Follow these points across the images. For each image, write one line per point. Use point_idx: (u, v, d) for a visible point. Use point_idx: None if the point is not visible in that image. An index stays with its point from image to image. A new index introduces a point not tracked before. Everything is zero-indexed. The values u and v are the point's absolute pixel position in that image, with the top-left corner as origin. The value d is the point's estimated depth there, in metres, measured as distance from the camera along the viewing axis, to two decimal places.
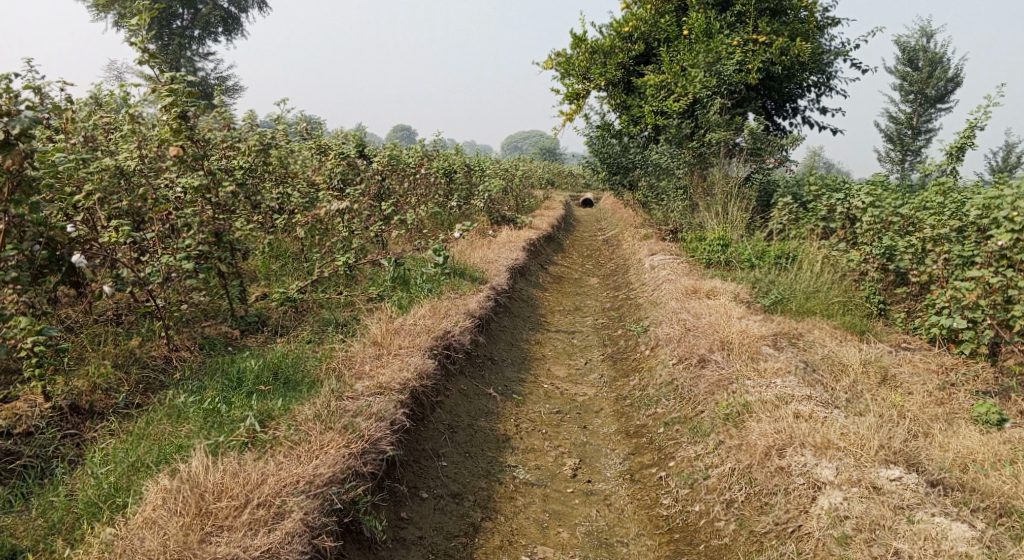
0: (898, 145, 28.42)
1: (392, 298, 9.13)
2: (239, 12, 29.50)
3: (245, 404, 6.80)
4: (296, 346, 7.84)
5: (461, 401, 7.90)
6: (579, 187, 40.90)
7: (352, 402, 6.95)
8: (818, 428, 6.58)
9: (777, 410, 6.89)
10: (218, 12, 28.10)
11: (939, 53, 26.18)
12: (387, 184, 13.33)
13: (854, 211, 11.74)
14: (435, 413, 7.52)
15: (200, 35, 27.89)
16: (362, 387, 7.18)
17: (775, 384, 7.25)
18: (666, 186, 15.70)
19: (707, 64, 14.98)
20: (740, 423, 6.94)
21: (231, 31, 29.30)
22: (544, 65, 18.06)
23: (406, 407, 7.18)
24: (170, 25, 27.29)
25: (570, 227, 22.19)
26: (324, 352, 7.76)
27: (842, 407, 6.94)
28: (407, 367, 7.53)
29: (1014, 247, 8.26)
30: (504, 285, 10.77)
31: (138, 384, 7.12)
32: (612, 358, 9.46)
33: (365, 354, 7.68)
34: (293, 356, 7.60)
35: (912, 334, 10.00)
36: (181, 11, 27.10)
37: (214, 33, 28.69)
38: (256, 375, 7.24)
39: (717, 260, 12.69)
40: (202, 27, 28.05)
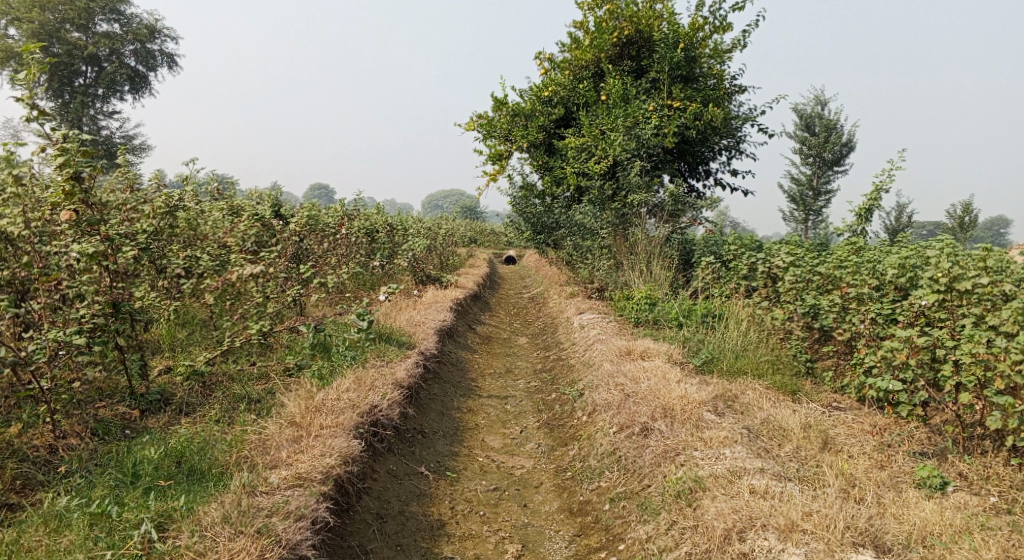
0: (800, 205, 29.44)
1: (310, 369, 8.53)
2: (147, 70, 28.56)
3: (140, 505, 6.14)
4: (203, 428, 7.15)
5: (390, 483, 7.33)
6: (499, 245, 40.94)
7: (266, 498, 6.33)
8: (776, 507, 6.30)
9: (730, 486, 6.62)
10: (124, 70, 27.10)
11: (833, 119, 27.60)
12: (305, 245, 12.77)
13: (775, 269, 11.80)
14: (361, 501, 6.93)
15: (104, 93, 26.77)
16: (277, 479, 6.55)
17: (724, 456, 6.99)
18: (591, 245, 15.64)
19: (626, 127, 15.11)
20: (694, 501, 6.62)
21: (138, 88, 28.25)
22: (465, 127, 17.99)
23: (329, 499, 6.60)
24: (72, 83, 26.10)
25: (492, 284, 21.92)
26: (235, 434, 7.09)
27: (794, 479, 6.74)
28: (330, 451, 6.95)
29: (934, 305, 8.38)
30: (432, 349, 10.28)
31: (13, 480, 6.32)
32: (548, 425, 9.05)
33: (284, 436, 7.07)
34: (200, 440, 6.92)
35: (841, 392, 10.02)
36: (83, 68, 25.99)
37: (120, 91, 27.61)
38: (156, 467, 6.53)
39: (645, 319, 12.58)
40: (106, 85, 26.95)
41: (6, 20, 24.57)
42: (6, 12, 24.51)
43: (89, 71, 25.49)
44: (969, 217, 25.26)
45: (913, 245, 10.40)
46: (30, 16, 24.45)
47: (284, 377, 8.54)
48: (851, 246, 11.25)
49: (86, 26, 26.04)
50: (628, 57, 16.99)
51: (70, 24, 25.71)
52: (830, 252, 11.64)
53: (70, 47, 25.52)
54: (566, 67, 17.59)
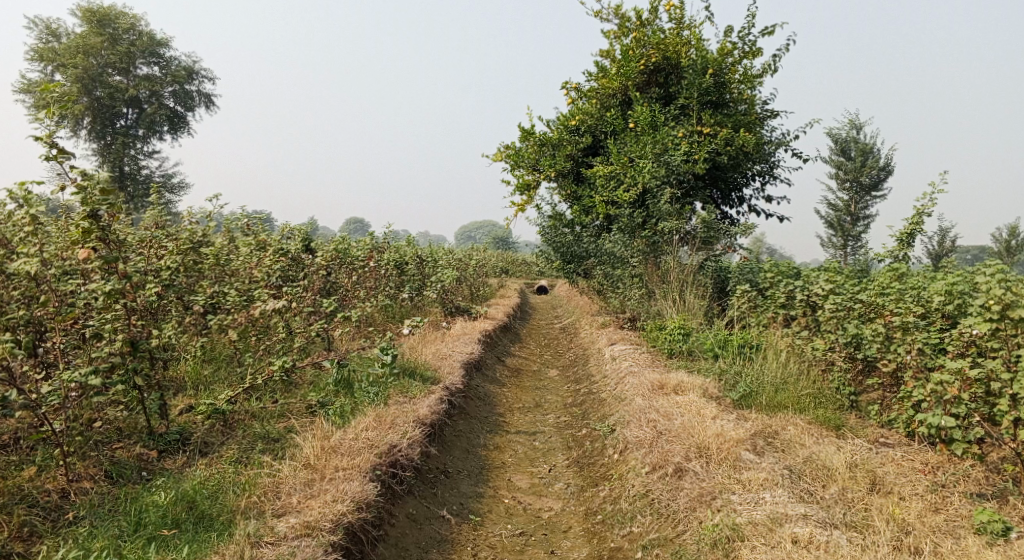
0: (838, 231, 28.81)
1: (331, 406, 8.31)
2: (185, 110, 29.03)
3: (138, 559, 5.92)
4: (218, 470, 6.96)
5: (410, 529, 7.04)
6: (532, 276, 40.71)
7: (271, 550, 6.14)
8: (822, 559, 5.97)
9: (771, 534, 6.28)
10: (163, 111, 27.60)
11: (869, 144, 27.04)
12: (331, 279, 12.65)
13: (814, 298, 11.32)
14: (378, 549, 6.65)
15: (144, 133, 27.25)
16: (285, 528, 6.33)
17: (764, 500, 6.62)
18: (621, 274, 15.33)
19: (655, 155, 14.84)
20: (732, 551, 6.28)
21: (177, 128, 28.73)
22: (493, 158, 17.88)
23: (339, 549, 6.31)
24: (113, 124, 26.62)
25: (524, 315, 21.67)
26: (249, 477, 6.87)
27: (840, 526, 6.37)
28: (343, 497, 6.69)
29: (988, 334, 7.91)
30: (458, 384, 10.02)
31: (20, 529, 6.18)
32: (578, 463, 8.69)
33: (299, 480, 6.84)
34: (214, 484, 6.72)
35: (887, 427, 9.52)
36: (125, 110, 26.52)
37: (159, 131, 28.10)
38: (161, 516, 6.32)
39: (679, 351, 12.20)
40: (146, 126, 27.39)
41: (51, 65, 25.22)
42: (52, 58, 25.17)
43: (130, 112, 25.95)
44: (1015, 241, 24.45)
45: (960, 271, 9.91)
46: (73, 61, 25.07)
47: (305, 415, 8.33)
48: (894, 272, 10.80)
49: (127, 69, 26.61)
50: (656, 84, 16.76)
51: (111, 68, 26.28)
52: (870, 279, 11.19)
53: (112, 90, 26.09)
54: (593, 96, 17.42)
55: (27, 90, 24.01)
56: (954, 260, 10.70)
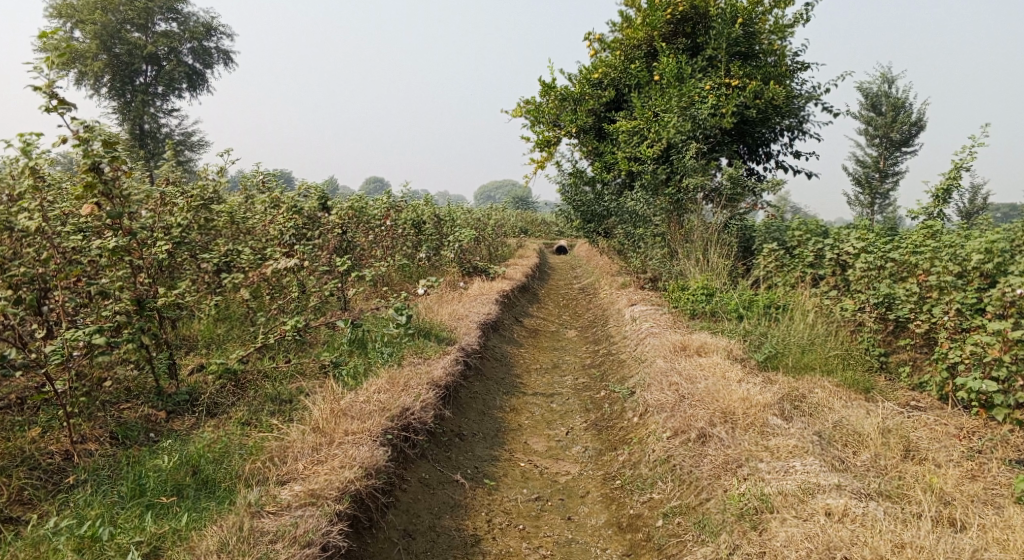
0: (866, 188, 28.08)
1: (345, 366, 8.13)
2: (204, 67, 28.68)
3: (132, 529, 5.78)
4: (226, 434, 6.82)
5: (422, 495, 6.88)
6: (553, 236, 40.30)
7: (272, 521, 5.92)
8: (858, 534, 5.68)
9: (803, 505, 5.99)
10: (182, 68, 27.28)
11: (901, 98, 26.17)
12: (347, 238, 12.42)
13: (844, 257, 10.94)
14: (387, 517, 6.50)
15: (164, 91, 26.98)
16: (286, 498, 6.13)
17: (794, 469, 6.34)
18: (643, 233, 14.95)
19: (681, 109, 14.35)
20: (761, 525, 5.98)
21: (196, 86, 28.41)
22: (513, 113, 17.46)
23: (344, 521, 6.13)
24: (133, 81, 26.36)
25: (544, 275, 21.38)
26: (255, 441, 6.73)
27: (875, 496, 6.08)
28: (351, 463, 6.51)
29: None
30: (475, 345, 9.80)
31: (18, 493, 6.06)
32: (597, 426, 8.46)
33: (307, 444, 6.68)
34: (220, 449, 6.59)
35: (919, 391, 9.19)
36: (144, 67, 26.24)
37: (179, 89, 27.81)
38: (159, 483, 6.18)
39: (702, 311, 11.88)
40: (165, 83, 27.08)
41: (70, 22, 24.92)
42: (69, 14, 24.87)
43: (149, 70, 25.66)
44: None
45: (1000, 228, 9.46)
46: (92, 17, 24.79)
47: (318, 375, 8.17)
48: (929, 230, 10.36)
49: (145, 25, 26.27)
50: (682, 35, 16.16)
51: (129, 24, 25.92)
52: (902, 237, 10.77)
53: (131, 47, 25.79)
54: (617, 47, 16.84)
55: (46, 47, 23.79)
56: (992, 218, 10.25)
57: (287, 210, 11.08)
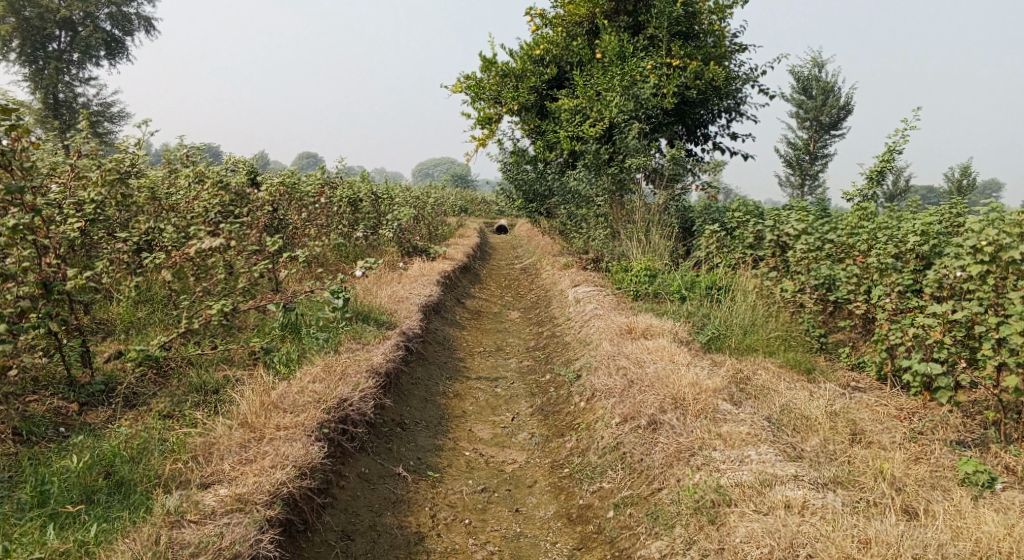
0: (796, 170, 28.55)
1: (277, 353, 7.72)
2: (124, 34, 27.22)
3: (37, 540, 5.28)
4: (146, 428, 6.37)
5: (361, 491, 6.56)
6: (491, 215, 39.96)
7: (195, 530, 5.48)
8: (818, 525, 5.56)
9: (761, 497, 5.85)
10: (100, 34, 25.82)
11: (831, 82, 26.63)
12: (278, 217, 11.87)
13: (785, 238, 10.94)
14: (324, 516, 6.16)
15: (80, 59, 25.51)
16: (211, 503, 5.70)
17: (749, 458, 6.23)
18: (586, 213, 14.76)
19: (623, 87, 14.17)
20: (721, 521, 5.80)
21: (115, 54, 26.97)
22: (452, 89, 17.02)
23: (278, 524, 5.77)
24: (46, 47, 24.84)
25: (484, 255, 21.08)
26: (177, 436, 6.30)
27: (831, 485, 6.01)
28: (282, 463, 6.13)
29: (982, 280, 7.46)
30: (415, 328, 9.46)
31: None
32: (542, 412, 8.24)
33: (235, 440, 6.27)
34: (138, 445, 6.14)
35: (860, 372, 9.27)
36: (58, 33, 24.74)
37: (97, 57, 26.36)
38: (69, 486, 5.69)
39: (645, 292, 11.78)
40: (82, 50, 25.61)
41: None
42: None
43: (63, 36, 24.21)
44: (968, 181, 24.54)
45: (935, 210, 9.55)
46: None
47: (249, 362, 7.73)
48: (867, 212, 10.45)
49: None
50: (624, 13, 15.96)
51: None
52: (839, 219, 10.85)
53: (43, 10, 24.27)
54: (558, 23, 16.53)
55: None
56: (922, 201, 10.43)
57: (213, 187, 10.50)
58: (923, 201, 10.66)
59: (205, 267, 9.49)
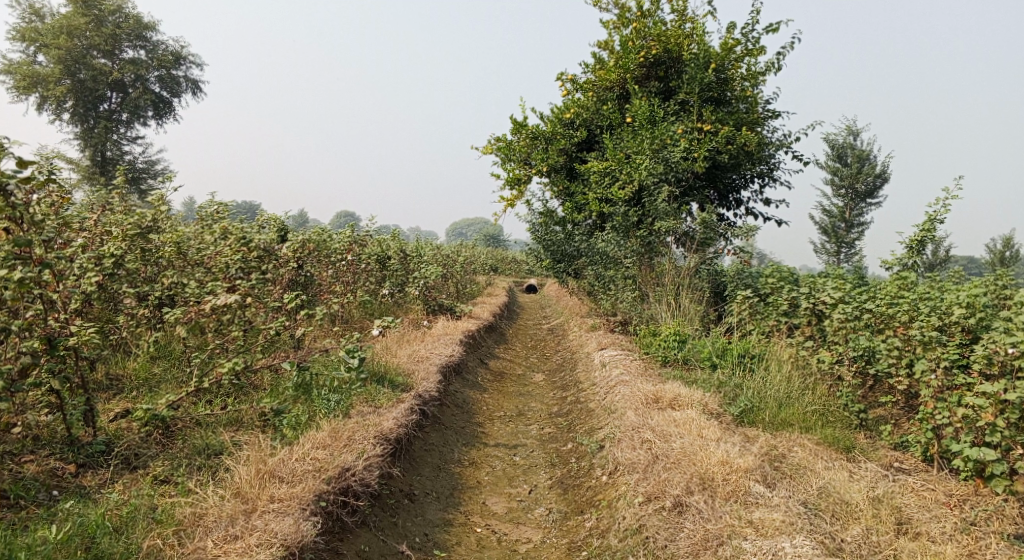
0: (832, 237, 28.03)
1: (287, 414, 7.44)
2: (171, 95, 27.91)
3: None
4: (138, 495, 6.11)
5: None
6: (522, 275, 39.81)
7: None
8: None
9: None
10: (149, 95, 26.49)
11: (866, 149, 26.25)
12: (302, 272, 11.75)
13: (821, 306, 10.48)
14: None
15: (128, 118, 26.15)
16: None
17: (784, 552, 5.76)
18: (614, 275, 14.47)
19: (653, 151, 13.97)
20: None
21: (162, 114, 27.61)
22: (482, 151, 16.97)
23: None
24: (96, 107, 25.52)
25: (512, 315, 20.79)
26: (166, 505, 6.04)
27: None
28: (270, 541, 5.81)
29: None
30: (433, 391, 9.12)
31: None
32: (561, 485, 7.80)
33: (226, 512, 5.98)
34: (125, 514, 5.89)
35: (903, 451, 8.72)
36: (109, 93, 25.44)
37: (144, 117, 26.98)
38: (49, 558, 5.42)
39: (674, 358, 11.35)
40: (130, 110, 26.29)
41: (34, 45, 24.18)
42: (34, 37, 24.14)
43: (113, 96, 24.88)
44: (1009, 253, 23.88)
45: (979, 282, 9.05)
46: (58, 41, 24.03)
47: (258, 423, 7.46)
48: (907, 281, 10.00)
49: (111, 51, 25.49)
50: (655, 78, 15.85)
51: (96, 50, 25.17)
52: (877, 288, 10.41)
53: (96, 72, 25.01)
54: (589, 88, 16.49)
55: (5, 68, 22.94)
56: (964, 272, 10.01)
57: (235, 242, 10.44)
58: (966, 271, 10.25)
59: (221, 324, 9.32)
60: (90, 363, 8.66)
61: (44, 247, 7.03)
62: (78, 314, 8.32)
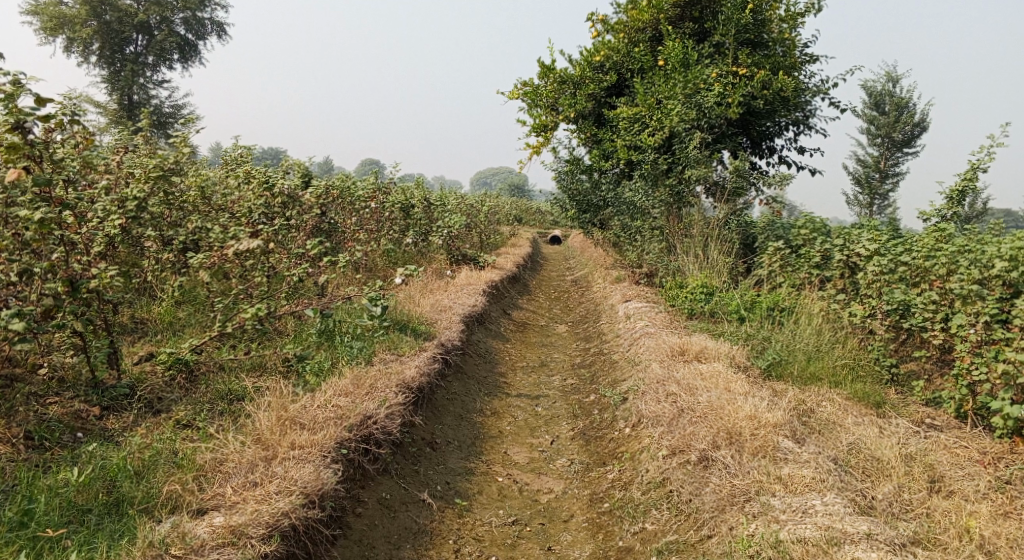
0: (865, 188, 27.39)
1: (310, 361, 7.43)
2: (197, 38, 27.65)
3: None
4: (161, 438, 6.15)
5: (381, 519, 6.19)
6: (547, 225, 39.53)
7: None
8: None
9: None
10: (174, 38, 26.24)
11: (905, 97, 25.43)
12: (326, 220, 11.67)
13: (855, 259, 10.20)
14: (337, 548, 5.81)
15: (154, 61, 25.99)
16: (207, 531, 5.40)
17: (815, 509, 5.63)
18: (641, 225, 14.22)
19: (685, 95, 13.59)
20: None
21: (188, 57, 27.39)
22: (509, 96, 16.65)
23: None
24: (123, 50, 25.37)
25: (536, 266, 20.65)
26: (188, 449, 6.07)
27: (909, 546, 5.40)
28: (290, 489, 5.77)
29: None
30: (456, 340, 9.07)
31: None
32: (583, 436, 7.75)
33: (246, 458, 5.99)
34: (148, 458, 5.93)
35: (935, 408, 8.53)
36: (135, 36, 25.24)
37: (170, 60, 26.80)
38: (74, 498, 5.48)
39: (700, 311, 11.18)
40: (156, 53, 26.10)
41: None
42: None
43: (139, 38, 24.68)
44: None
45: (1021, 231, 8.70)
46: None
47: (281, 369, 7.45)
48: (946, 233, 9.69)
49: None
50: (689, 19, 15.35)
51: None
52: (913, 239, 10.12)
53: (122, 14, 24.79)
54: (620, 30, 16.01)
55: (32, 9, 22.80)
56: (1004, 224, 9.68)
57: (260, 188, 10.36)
58: (1006, 221, 9.93)
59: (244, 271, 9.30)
60: (114, 307, 8.69)
61: (66, 189, 7.00)
62: (103, 258, 8.32)
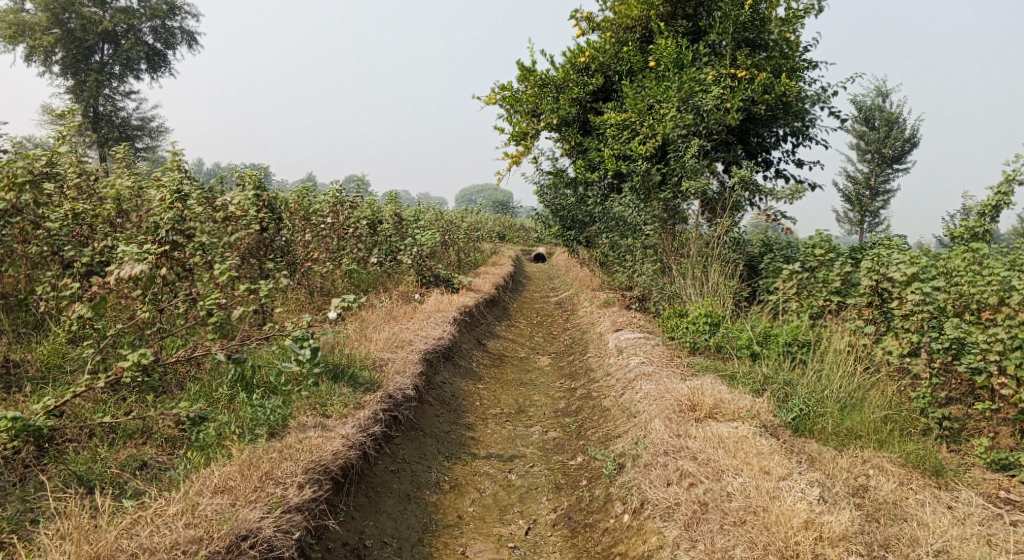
0: (855, 205, 25.92)
1: (204, 432, 5.99)
2: (166, 48, 25.58)
3: None
4: None
5: None
6: (530, 242, 37.73)
7: None
8: None
9: None
10: (142, 48, 24.02)
11: (896, 112, 24.01)
12: (279, 237, 9.90)
13: (884, 286, 8.43)
14: None
15: (121, 72, 23.82)
16: None
17: None
18: (631, 244, 12.54)
19: (681, 99, 11.94)
20: None
21: (157, 68, 25.32)
22: (485, 100, 14.99)
23: None
24: (87, 59, 23.19)
25: (517, 286, 18.90)
26: None
27: None
28: None
29: None
30: (410, 389, 7.40)
31: None
32: (569, 523, 6.29)
33: None
34: None
35: (1002, 473, 6.95)
36: (100, 46, 23.06)
37: (137, 70, 24.63)
38: None
39: (705, 346, 9.47)
40: (123, 63, 23.86)
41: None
42: None
43: (103, 50, 22.48)
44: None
45: None
46: None
47: (168, 434, 6.01)
48: (985, 254, 8.18)
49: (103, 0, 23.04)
50: (682, 17, 13.73)
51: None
52: (943, 259, 8.52)
53: (86, 22, 22.61)
54: (607, 28, 14.39)
55: None
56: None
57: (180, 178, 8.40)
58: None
59: (133, 300, 7.61)
60: None
61: None
62: None
